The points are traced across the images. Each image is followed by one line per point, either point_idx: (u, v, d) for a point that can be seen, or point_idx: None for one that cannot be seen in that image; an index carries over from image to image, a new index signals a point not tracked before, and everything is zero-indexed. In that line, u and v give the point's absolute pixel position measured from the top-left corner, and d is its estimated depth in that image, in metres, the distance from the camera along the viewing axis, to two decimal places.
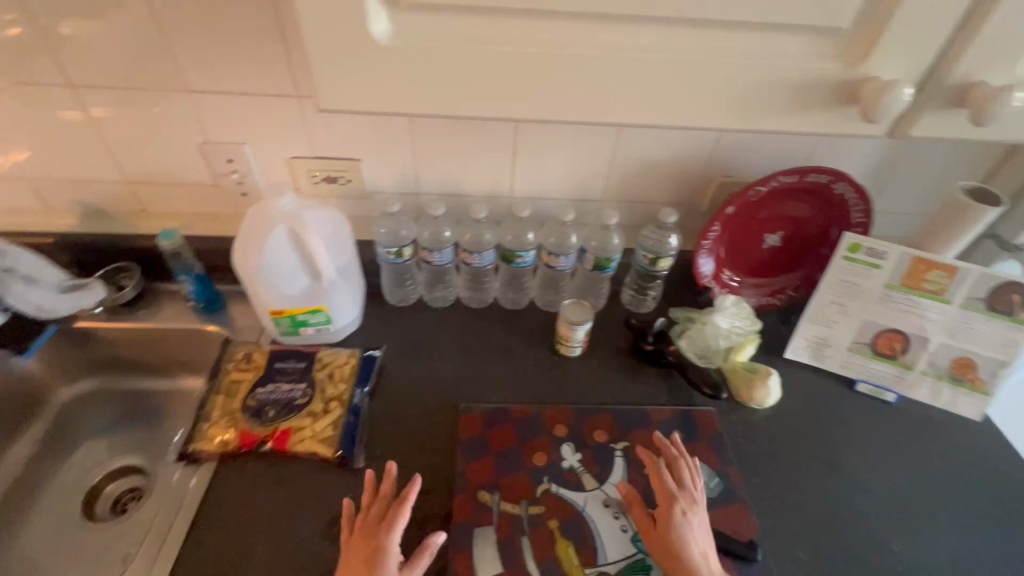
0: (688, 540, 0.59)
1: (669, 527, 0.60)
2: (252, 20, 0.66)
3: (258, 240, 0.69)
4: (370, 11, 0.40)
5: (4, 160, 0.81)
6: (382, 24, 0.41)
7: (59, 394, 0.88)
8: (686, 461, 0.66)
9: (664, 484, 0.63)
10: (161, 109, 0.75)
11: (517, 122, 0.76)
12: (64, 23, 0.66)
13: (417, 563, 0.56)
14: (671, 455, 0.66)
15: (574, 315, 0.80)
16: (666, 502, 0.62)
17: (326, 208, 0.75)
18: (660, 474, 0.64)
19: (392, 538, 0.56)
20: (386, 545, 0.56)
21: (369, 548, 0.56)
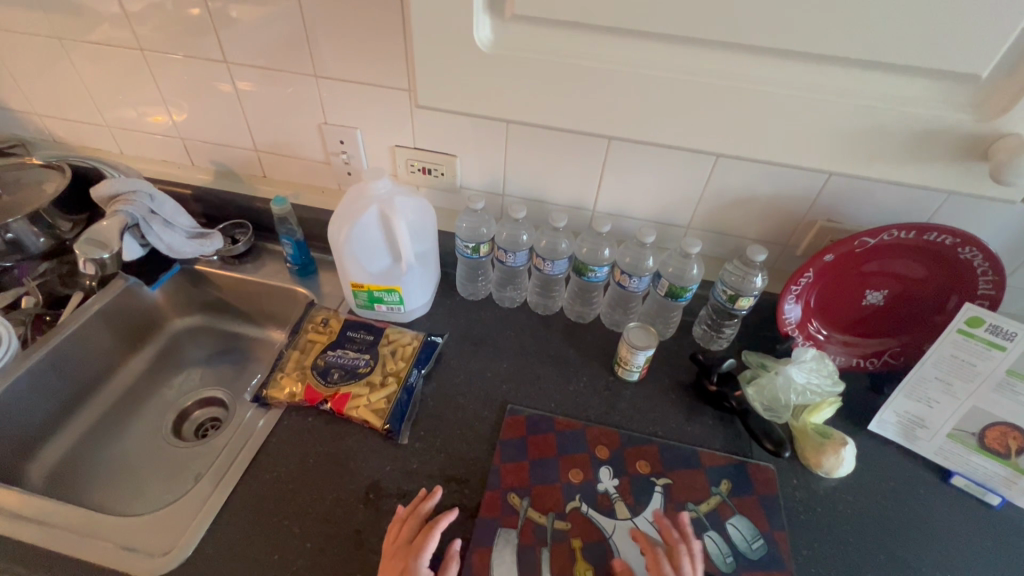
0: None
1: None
2: (382, 18, 0.72)
3: (352, 218, 0.75)
4: (476, 19, 0.42)
5: (167, 120, 0.95)
6: (485, 32, 0.43)
7: (173, 323, 1.02)
8: (687, 546, 0.61)
9: (661, 569, 0.58)
10: (293, 90, 0.84)
11: (610, 139, 0.76)
12: (232, 9, 0.77)
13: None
14: (673, 537, 0.61)
15: (638, 339, 0.78)
16: None
17: (417, 196, 0.80)
18: (658, 557, 0.59)
19: (422, 560, 0.57)
20: (414, 568, 0.56)
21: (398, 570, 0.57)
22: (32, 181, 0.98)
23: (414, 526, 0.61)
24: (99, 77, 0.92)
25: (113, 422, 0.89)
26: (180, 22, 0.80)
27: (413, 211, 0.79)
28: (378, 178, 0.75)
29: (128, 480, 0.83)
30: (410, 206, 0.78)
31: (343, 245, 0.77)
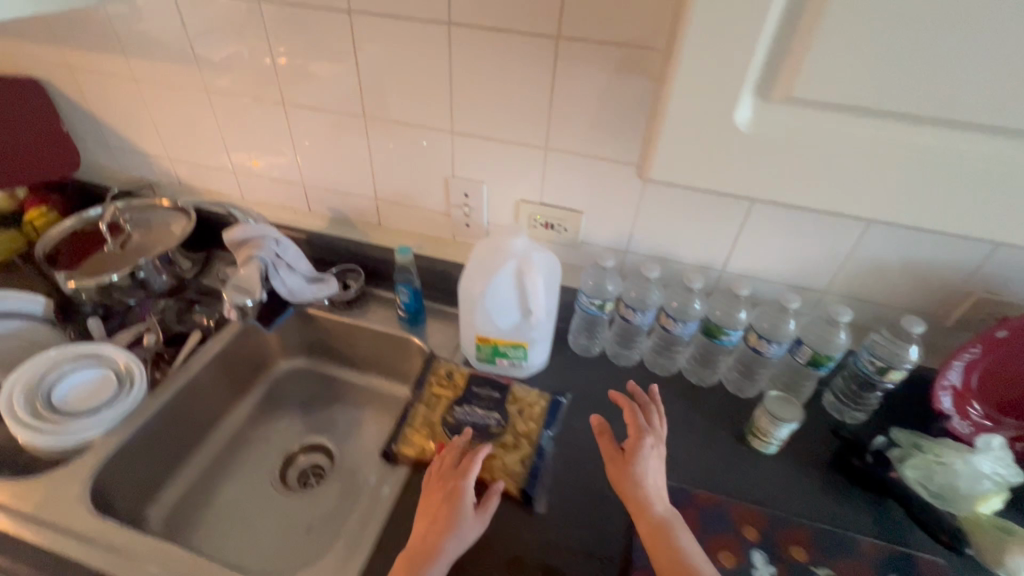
0: (648, 468, 0.65)
1: (631, 458, 0.66)
2: (532, 80, 0.74)
3: (489, 272, 0.76)
4: (741, 99, 0.39)
5: (293, 169, 0.99)
6: (746, 111, 0.40)
7: (279, 366, 1.03)
8: (656, 407, 0.72)
9: (637, 419, 0.69)
10: (425, 144, 0.86)
11: (752, 202, 0.75)
12: (382, 70, 0.80)
13: (491, 503, 0.63)
14: (644, 399, 0.72)
15: (780, 411, 0.74)
16: (636, 435, 0.68)
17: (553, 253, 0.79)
18: (634, 411, 0.70)
19: (467, 480, 0.63)
20: (463, 487, 0.63)
21: (447, 489, 0.63)
22: (160, 222, 1.02)
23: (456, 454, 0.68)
24: (235, 127, 0.96)
25: (223, 467, 0.89)
26: (328, 80, 0.84)
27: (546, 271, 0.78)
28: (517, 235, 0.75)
29: (241, 529, 0.81)
30: (545, 266, 0.77)
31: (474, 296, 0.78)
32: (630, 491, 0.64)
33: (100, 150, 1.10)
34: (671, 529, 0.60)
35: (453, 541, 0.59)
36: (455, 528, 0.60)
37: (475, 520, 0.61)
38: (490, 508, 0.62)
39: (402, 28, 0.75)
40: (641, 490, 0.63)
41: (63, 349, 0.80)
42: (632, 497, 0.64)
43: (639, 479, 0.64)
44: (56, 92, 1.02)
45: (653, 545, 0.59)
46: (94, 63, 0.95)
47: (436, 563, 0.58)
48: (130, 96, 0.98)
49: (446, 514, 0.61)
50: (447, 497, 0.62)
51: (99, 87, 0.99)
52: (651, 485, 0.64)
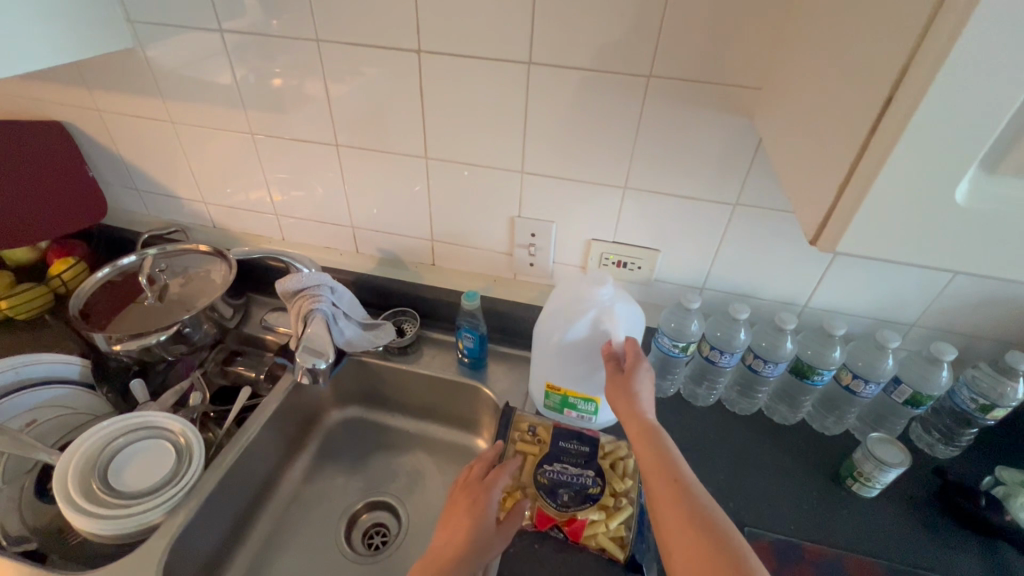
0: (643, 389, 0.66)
1: (630, 378, 0.66)
2: (614, 120, 0.71)
3: (566, 321, 0.73)
4: (962, 176, 0.35)
5: (341, 210, 0.94)
6: (962, 189, 0.35)
7: (330, 417, 0.97)
8: None
9: (638, 346, 0.69)
10: (491, 184, 0.82)
11: (835, 257, 0.74)
12: (448, 110, 0.76)
13: (513, 519, 0.63)
14: None
15: (887, 455, 0.70)
16: (637, 359, 0.68)
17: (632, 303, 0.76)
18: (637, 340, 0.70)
19: (492, 493, 0.63)
20: (485, 500, 0.62)
21: (471, 499, 0.63)
22: (198, 269, 0.96)
23: (483, 468, 0.68)
24: (280, 168, 0.91)
25: (283, 534, 0.83)
26: (386, 119, 0.80)
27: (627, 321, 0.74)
28: (602, 285, 0.71)
29: None
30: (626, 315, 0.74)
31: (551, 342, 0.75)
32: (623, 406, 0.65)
33: (129, 195, 1.04)
34: (657, 434, 0.61)
35: (475, 555, 0.58)
36: (477, 538, 0.60)
37: (498, 535, 0.61)
38: (514, 524, 0.63)
39: (475, 68, 0.71)
40: (635, 402, 0.65)
41: (115, 419, 0.75)
42: (624, 409, 0.65)
43: (633, 396, 0.65)
44: (83, 136, 0.96)
45: (643, 448, 0.61)
46: (127, 106, 0.90)
47: (465, 569, 0.57)
48: (165, 139, 0.93)
49: (469, 524, 0.60)
50: (469, 508, 0.62)
51: (131, 129, 0.93)
52: (645, 398, 0.65)
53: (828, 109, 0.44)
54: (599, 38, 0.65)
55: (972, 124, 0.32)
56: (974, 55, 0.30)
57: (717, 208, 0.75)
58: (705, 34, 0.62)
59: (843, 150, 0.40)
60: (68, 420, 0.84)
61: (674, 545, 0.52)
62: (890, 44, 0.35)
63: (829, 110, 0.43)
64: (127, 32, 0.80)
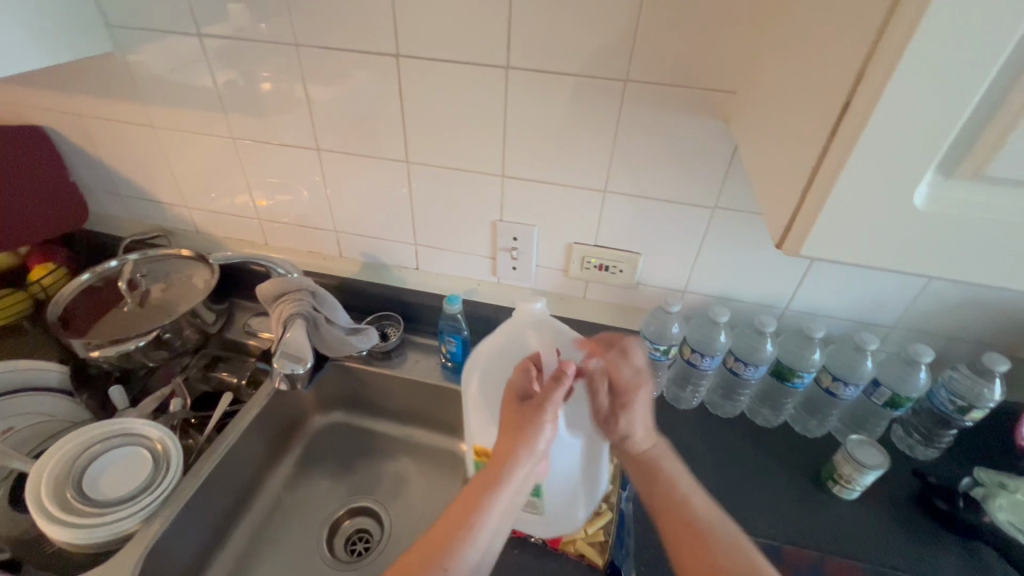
0: (637, 412, 0.64)
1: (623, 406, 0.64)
2: (592, 125, 0.71)
3: (493, 346, 0.67)
4: (921, 181, 0.35)
5: (324, 214, 0.94)
6: (923, 193, 0.36)
7: (313, 423, 0.96)
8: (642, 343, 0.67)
9: (626, 361, 0.65)
10: (472, 187, 0.82)
11: (813, 261, 0.75)
12: (428, 114, 0.76)
13: (553, 396, 0.58)
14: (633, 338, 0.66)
15: (864, 457, 0.70)
16: (630, 377, 0.65)
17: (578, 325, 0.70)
18: (624, 351, 0.65)
19: (520, 389, 0.61)
20: (517, 394, 0.60)
21: (509, 397, 0.61)
22: (180, 275, 0.95)
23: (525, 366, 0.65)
24: (262, 173, 0.91)
25: (264, 541, 0.83)
26: (367, 122, 0.79)
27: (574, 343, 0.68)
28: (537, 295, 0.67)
29: None
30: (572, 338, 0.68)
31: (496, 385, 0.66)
32: (621, 429, 0.63)
33: (110, 199, 1.03)
34: (663, 466, 0.62)
35: (520, 446, 0.56)
36: (517, 427, 0.57)
37: (539, 414, 0.57)
38: (553, 398, 0.58)
39: (454, 73, 0.71)
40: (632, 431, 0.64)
41: (104, 424, 0.75)
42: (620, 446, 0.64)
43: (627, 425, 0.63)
44: (63, 140, 0.96)
45: (652, 481, 0.61)
46: (107, 110, 0.89)
47: (510, 457, 0.55)
48: (146, 143, 0.92)
49: (509, 421, 0.59)
50: (507, 409, 0.60)
51: (111, 133, 0.92)
52: (641, 425, 0.64)
53: (793, 114, 0.44)
54: (577, 44, 0.66)
55: (927, 129, 0.33)
56: (924, 63, 0.30)
57: (696, 211, 0.75)
58: (681, 40, 0.62)
59: (806, 154, 0.40)
60: (43, 429, 0.83)
61: (691, 575, 0.53)
62: (848, 52, 0.36)
63: (795, 115, 0.43)
64: (105, 36, 0.80)
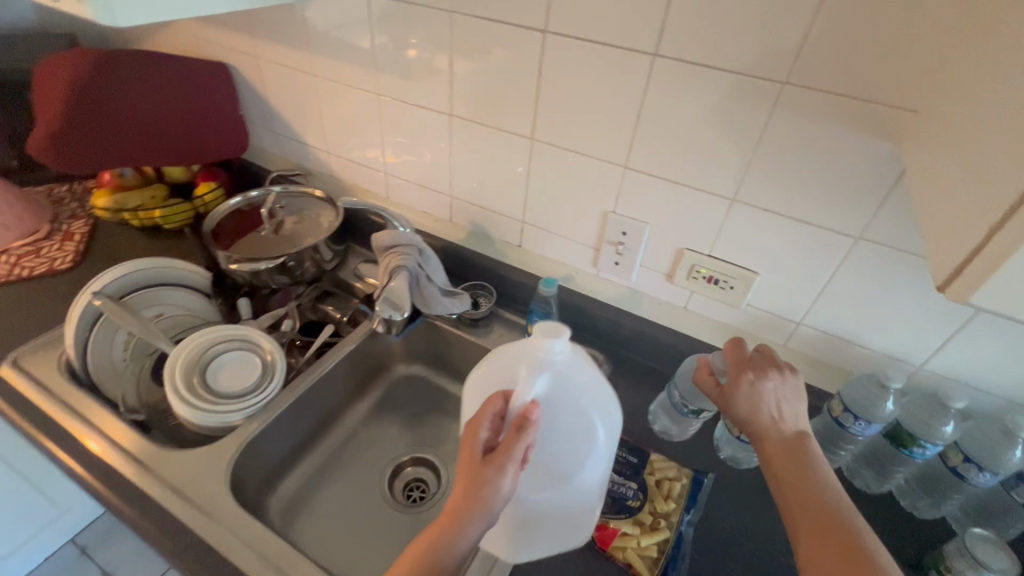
0: (761, 398, 0.60)
1: (736, 387, 0.61)
2: (734, 127, 0.66)
3: (496, 366, 0.62)
4: None
5: (443, 178, 0.98)
6: None
7: (397, 370, 1.02)
8: (772, 368, 0.62)
9: (740, 358, 0.63)
10: (591, 174, 0.81)
11: (977, 311, 0.63)
12: (563, 93, 0.76)
13: (512, 453, 0.51)
14: (763, 358, 0.63)
15: (988, 556, 0.59)
16: (739, 371, 0.62)
17: (586, 378, 0.57)
18: (738, 357, 0.64)
19: (480, 438, 0.53)
20: (477, 440, 0.53)
21: (467, 442, 0.54)
22: (310, 212, 1.05)
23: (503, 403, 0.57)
24: (396, 131, 0.97)
25: (335, 465, 0.90)
26: (501, 94, 0.81)
27: (568, 396, 0.56)
28: (551, 338, 0.55)
29: (348, 533, 0.82)
30: (570, 389, 0.56)
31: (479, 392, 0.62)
32: (751, 411, 0.59)
33: (267, 135, 1.16)
34: (807, 450, 0.56)
35: (472, 507, 0.49)
36: (469, 480, 0.51)
37: (493, 472, 0.50)
38: (509, 456, 0.50)
39: (598, 55, 0.70)
40: (757, 410, 0.59)
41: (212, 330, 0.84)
42: (745, 420, 0.60)
43: (746, 414, 0.59)
44: (241, 77, 1.09)
45: (791, 464, 0.55)
46: (280, 55, 1.00)
47: (455, 517, 0.49)
48: (305, 89, 1.02)
49: (463, 472, 0.52)
50: (465, 455, 0.53)
51: (280, 77, 1.03)
52: (767, 408, 0.59)
53: (992, 141, 0.37)
54: (736, 38, 0.61)
55: None
56: None
57: (835, 238, 0.67)
58: (858, 45, 0.56)
59: (1004, 187, 0.34)
60: (183, 321, 0.96)
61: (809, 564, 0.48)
62: None
63: (994, 144, 0.37)
64: None
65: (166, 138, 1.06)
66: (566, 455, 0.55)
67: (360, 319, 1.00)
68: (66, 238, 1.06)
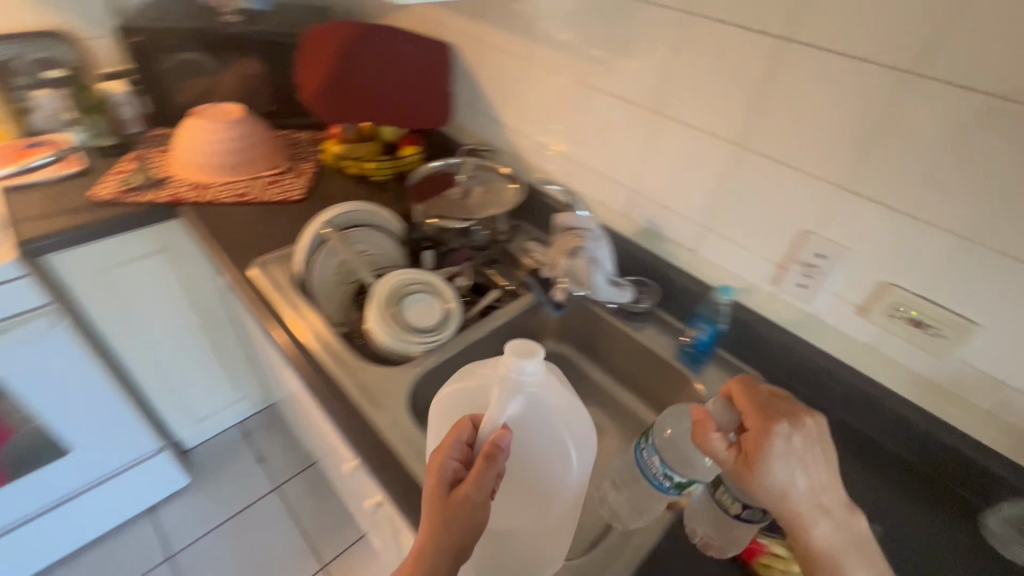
0: (788, 467, 0.53)
1: (762, 450, 0.53)
2: (995, 161, 0.60)
3: (477, 386, 0.68)
4: None
5: (629, 172, 1.01)
6: None
7: (544, 345, 1.08)
8: (798, 416, 0.55)
9: (759, 415, 0.56)
10: (796, 188, 0.78)
11: None
12: (788, 102, 0.74)
13: (480, 480, 0.54)
14: (767, 403, 0.58)
15: None
16: (766, 427, 0.54)
17: (550, 399, 0.64)
18: (758, 413, 0.56)
19: (446, 468, 0.57)
20: (444, 468, 0.57)
21: (433, 468, 0.58)
22: (497, 186, 1.15)
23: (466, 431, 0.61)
24: (593, 121, 1.01)
25: None
26: (715, 97, 0.81)
27: (537, 415, 0.64)
28: (525, 361, 0.62)
29: None
30: (537, 409, 0.63)
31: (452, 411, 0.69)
32: (779, 483, 0.52)
33: (467, 111, 1.28)
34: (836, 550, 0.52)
35: (446, 530, 0.53)
36: (441, 504, 0.55)
37: (462, 499, 0.54)
38: (479, 484, 0.54)
39: (841, 68, 0.68)
40: (787, 483, 0.52)
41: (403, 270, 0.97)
42: (781, 489, 0.52)
43: (781, 486, 0.52)
44: (459, 56, 1.21)
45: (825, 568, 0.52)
46: (501, 39, 1.10)
47: (430, 538, 0.53)
48: (516, 73, 1.11)
49: (434, 498, 0.56)
50: (434, 479, 0.57)
51: (495, 59, 1.14)
52: (801, 482, 0.52)
53: None
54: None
55: None
56: None
57: None
58: None
59: None
60: (378, 259, 1.07)
61: None
62: None
63: None
64: None
65: (399, 110, 1.23)
66: (544, 469, 0.64)
67: (518, 292, 1.07)
68: (298, 175, 1.28)
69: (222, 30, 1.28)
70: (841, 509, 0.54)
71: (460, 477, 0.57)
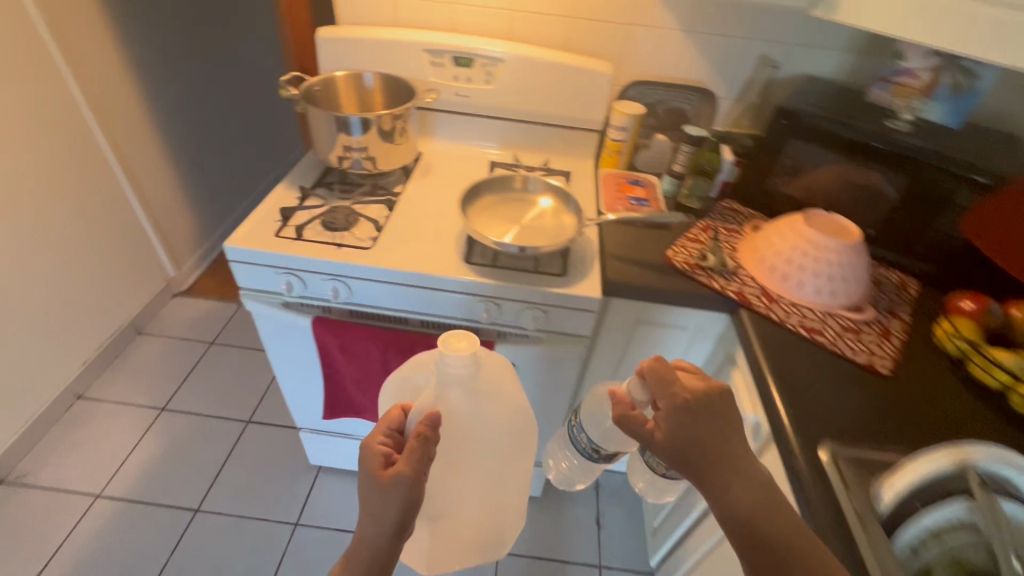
0: (696, 435, 0.62)
1: (671, 411, 0.63)
2: None
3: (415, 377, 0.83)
4: None
5: None
6: None
7: None
8: (699, 399, 0.64)
9: (664, 390, 0.64)
10: None
11: None
12: None
13: (413, 447, 0.64)
14: (674, 383, 0.64)
15: None
16: (671, 400, 0.63)
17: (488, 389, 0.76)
18: (666, 390, 0.64)
19: (376, 449, 0.67)
20: (375, 450, 0.67)
21: (367, 449, 0.68)
22: None
23: (394, 421, 0.72)
24: None
25: None
26: None
27: (472, 405, 0.75)
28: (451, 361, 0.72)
29: None
30: (474, 400, 0.75)
31: (404, 394, 0.83)
32: (681, 438, 0.62)
33: None
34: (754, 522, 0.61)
35: (385, 501, 0.63)
36: (377, 487, 0.64)
37: (393, 476, 0.63)
38: (409, 454, 0.64)
39: None
40: (699, 448, 0.62)
41: None
42: (692, 452, 0.62)
43: (694, 445, 0.62)
44: None
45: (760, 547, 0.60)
46: None
47: (380, 506, 0.63)
48: None
49: (366, 473, 0.66)
50: (371, 458, 0.67)
51: None
52: (709, 444, 0.63)
53: None
54: None
55: None
56: None
57: None
58: None
59: None
60: None
61: None
62: None
63: None
64: None
65: None
66: (484, 445, 0.79)
67: None
68: (885, 337, 1.00)
69: (890, 140, 1.06)
70: (750, 470, 0.63)
71: (391, 462, 0.66)
